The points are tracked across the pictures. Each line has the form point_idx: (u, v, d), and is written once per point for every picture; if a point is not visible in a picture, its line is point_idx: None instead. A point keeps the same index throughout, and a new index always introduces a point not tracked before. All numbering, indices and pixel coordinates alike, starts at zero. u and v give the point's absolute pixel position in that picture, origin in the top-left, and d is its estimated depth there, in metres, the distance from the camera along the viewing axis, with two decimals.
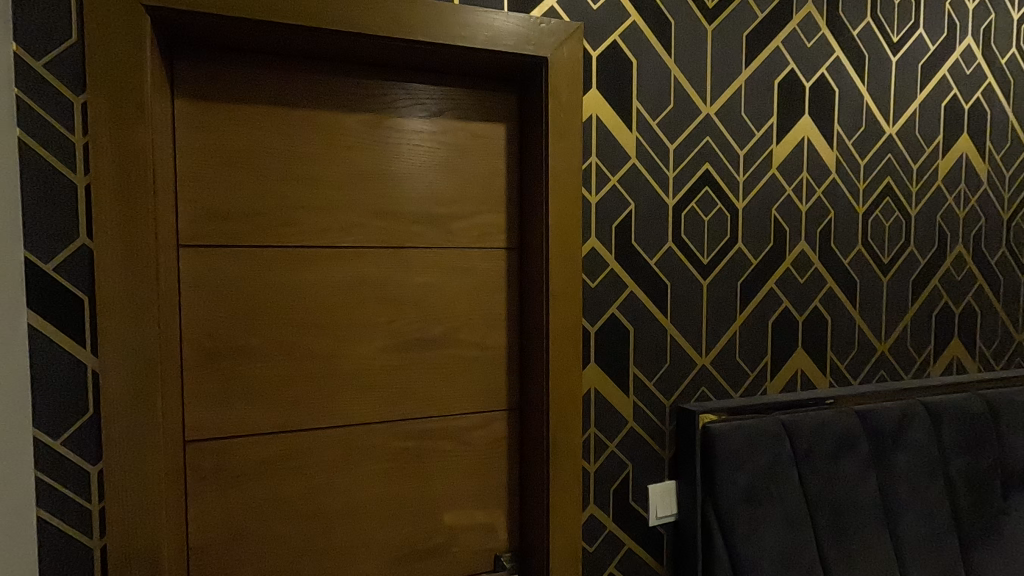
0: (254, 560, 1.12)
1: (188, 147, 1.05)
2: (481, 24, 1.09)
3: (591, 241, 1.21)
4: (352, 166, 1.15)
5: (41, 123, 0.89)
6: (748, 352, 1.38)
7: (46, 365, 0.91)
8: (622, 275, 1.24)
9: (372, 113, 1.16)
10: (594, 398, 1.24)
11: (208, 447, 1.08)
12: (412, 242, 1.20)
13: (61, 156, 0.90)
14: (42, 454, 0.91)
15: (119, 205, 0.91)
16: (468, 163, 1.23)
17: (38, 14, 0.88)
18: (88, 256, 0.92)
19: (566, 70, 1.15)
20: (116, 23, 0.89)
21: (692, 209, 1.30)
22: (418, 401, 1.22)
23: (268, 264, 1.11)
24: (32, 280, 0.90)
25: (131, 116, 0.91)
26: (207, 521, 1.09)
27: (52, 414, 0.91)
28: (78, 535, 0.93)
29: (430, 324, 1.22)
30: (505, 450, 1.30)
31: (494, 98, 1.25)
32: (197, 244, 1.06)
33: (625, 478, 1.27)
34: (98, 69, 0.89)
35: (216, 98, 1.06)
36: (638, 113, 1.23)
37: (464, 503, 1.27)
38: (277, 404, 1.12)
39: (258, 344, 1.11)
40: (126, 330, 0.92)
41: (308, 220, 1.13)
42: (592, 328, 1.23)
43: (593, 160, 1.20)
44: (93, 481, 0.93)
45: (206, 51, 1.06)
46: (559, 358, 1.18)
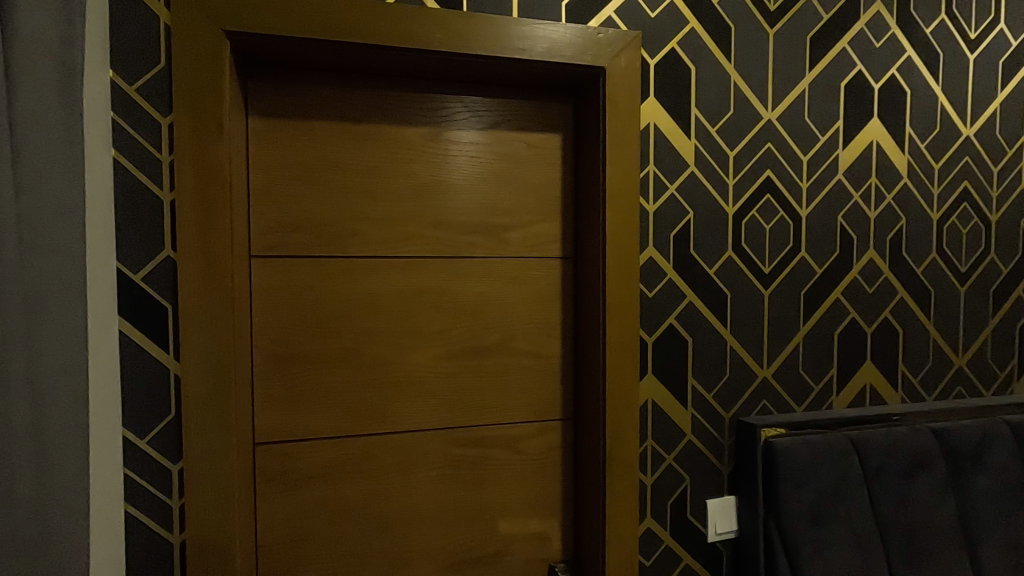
0: (316, 561, 1.15)
1: (260, 163, 1.11)
2: (540, 36, 1.10)
3: (648, 250, 1.20)
4: (412, 178, 1.18)
5: (134, 144, 0.95)
6: (812, 365, 1.33)
7: (133, 369, 0.97)
8: (681, 285, 1.22)
9: (431, 126, 1.19)
10: (652, 409, 1.22)
11: (276, 449, 1.13)
12: (470, 252, 1.22)
13: (150, 173, 0.96)
14: (130, 452, 0.97)
15: (200, 218, 0.97)
16: (524, 173, 1.24)
17: (131, 42, 0.95)
18: (172, 266, 0.98)
19: (624, 79, 1.14)
20: (200, 47, 0.95)
21: (753, 216, 1.26)
22: (475, 409, 1.23)
23: (332, 273, 1.15)
24: (123, 289, 0.96)
25: (212, 135, 0.97)
26: (273, 522, 1.13)
27: (138, 415, 0.97)
28: (159, 530, 0.99)
29: (486, 332, 1.23)
30: (560, 460, 1.30)
31: (549, 108, 1.26)
32: (268, 255, 1.11)
33: (682, 491, 1.25)
34: (183, 92, 0.95)
35: (286, 115, 1.12)
36: (696, 120, 1.21)
37: (519, 511, 1.27)
38: (340, 409, 1.16)
39: (323, 351, 1.15)
40: (204, 336, 0.98)
41: (370, 230, 1.17)
42: (649, 338, 1.21)
43: (651, 169, 1.19)
44: (174, 479, 0.99)
45: (276, 71, 1.11)
46: (615, 368, 1.17)
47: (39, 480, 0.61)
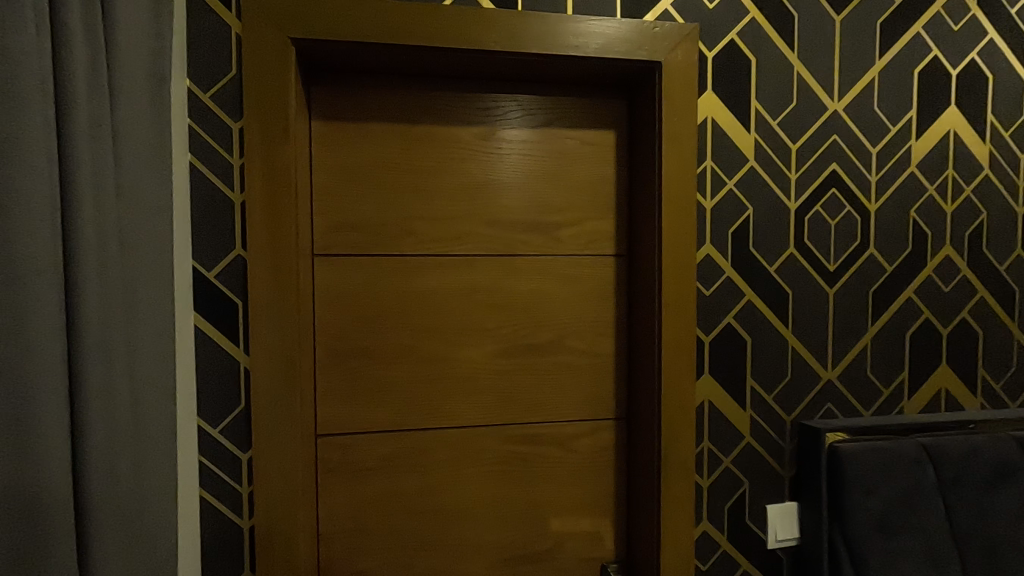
0: (374, 551, 1.19)
1: (322, 165, 1.15)
2: (594, 33, 1.09)
3: (706, 247, 1.17)
4: (467, 177, 1.20)
5: (208, 148, 1.00)
6: (881, 367, 1.26)
7: (207, 361, 1.02)
8: (739, 282, 1.19)
9: (485, 125, 1.20)
10: (709, 410, 1.19)
11: (336, 441, 1.17)
12: (524, 250, 1.23)
13: (222, 176, 1.01)
14: (204, 440, 1.02)
15: (268, 218, 1.01)
16: (577, 171, 1.24)
17: (205, 52, 1.00)
18: (242, 265, 1.02)
19: (680, 73, 1.12)
20: (268, 54, 1.00)
21: (818, 212, 1.21)
22: (528, 407, 1.24)
23: (389, 272, 1.18)
24: (198, 286, 1.01)
25: (279, 138, 1.01)
26: (334, 511, 1.17)
27: (211, 405, 1.03)
28: (230, 515, 1.04)
29: (538, 330, 1.24)
30: (613, 460, 1.29)
31: (603, 104, 1.25)
32: (329, 253, 1.15)
33: (741, 495, 1.21)
34: (253, 98, 1.00)
35: (347, 118, 1.15)
36: (756, 112, 1.18)
37: (571, 509, 1.27)
38: (397, 404, 1.19)
39: (382, 347, 1.18)
40: (272, 331, 1.02)
41: (427, 229, 1.19)
42: (706, 337, 1.18)
43: (708, 164, 1.16)
44: (243, 467, 1.04)
45: (337, 75, 1.15)
46: (671, 368, 1.14)
47: (138, 460, 0.66)
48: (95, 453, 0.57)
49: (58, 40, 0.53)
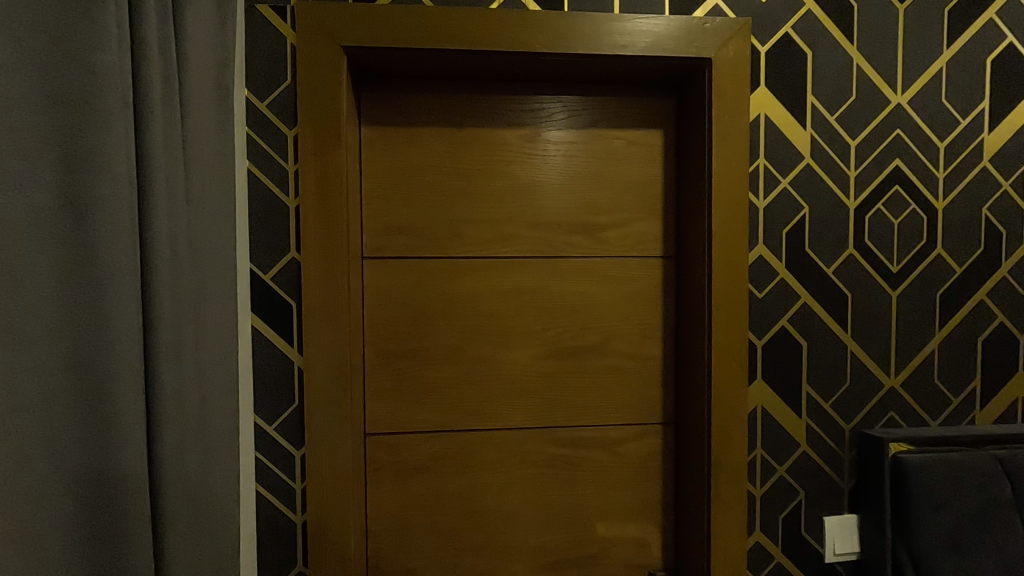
0: (421, 550, 1.20)
1: (372, 170, 1.17)
2: (641, 31, 1.07)
3: (759, 248, 1.13)
4: (513, 180, 1.20)
5: (265, 155, 1.04)
6: (950, 374, 1.19)
7: (263, 361, 1.06)
8: (794, 284, 1.15)
9: (529, 127, 1.20)
10: (762, 416, 1.15)
11: (384, 440, 1.19)
12: (569, 251, 1.22)
13: (277, 182, 1.05)
14: (260, 437, 1.06)
15: (320, 222, 1.04)
16: (623, 171, 1.22)
17: (262, 62, 1.03)
18: (296, 267, 1.06)
19: (732, 70, 1.09)
20: (321, 63, 1.03)
21: (879, 211, 1.16)
22: (573, 409, 1.23)
23: (436, 274, 1.19)
24: (255, 287, 1.05)
25: (331, 145, 1.04)
26: (382, 509, 1.19)
27: (266, 403, 1.06)
28: (284, 509, 1.07)
29: (584, 332, 1.23)
30: (660, 465, 1.26)
31: (650, 103, 1.23)
32: (378, 256, 1.18)
33: (796, 506, 1.16)
34: (307, 106, 1.03)
35: (395, 123, 1.17)
36: (813, 108, 1.13)
37: (617, 514, 1.25)
38: (444, 405, 1.20)
39: (428, 348, 1.19)
40: (324, 331, 1.05)
41: (473, 232, 1.20)
42: (759, 341, 1.15)
43: (761, 162, 1.13)
44: (297, 463, 1.07)
45: (386, 81, 1.17)
46: (722, 372, 1.11)
47: (207, 451, 0.70)
48: (170, 443, 0.60)
49: (138, 53, 0.57)
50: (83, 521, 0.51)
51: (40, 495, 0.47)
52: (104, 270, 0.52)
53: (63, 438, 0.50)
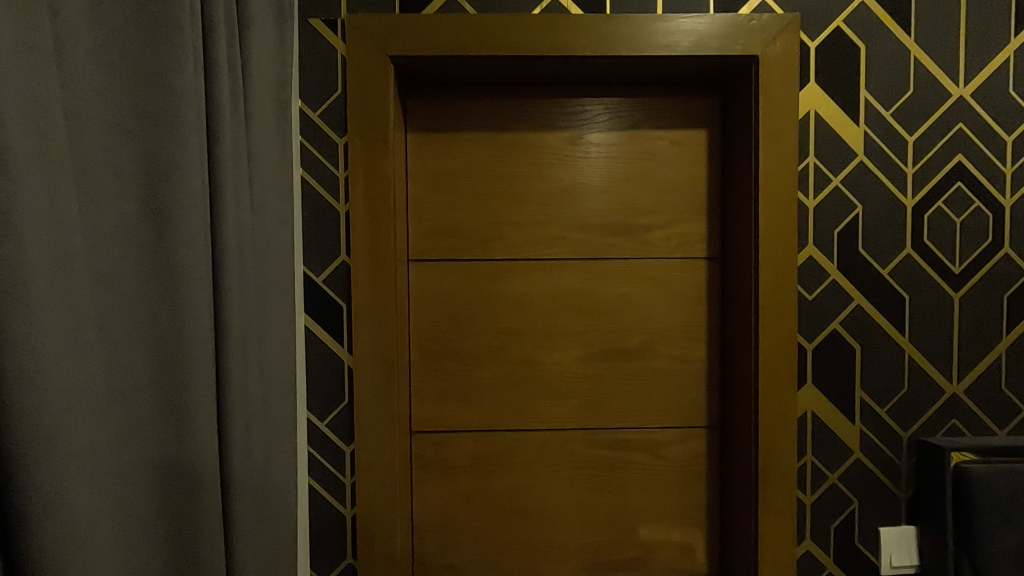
0: (465, 547, 1.23)
1: (418, 175, 1.21)
2: (685, 31, 1.07)
3: (809, 249, 1.10)
4: (555, 182, 1.21)
5: (317, 163, 1.09)
6: (1019, 381, 1.13)
7: (316, 359, 1.11)
8: (847, 286, 1.11)
9: (571, 130, 1.21)
10: (812, 421, 1.12)
11: (430, 438, 1.22)
12: (612, 253, 1.22)
13: (328, 188, 1.09)
14: (312, 432, 1.11)
15: (369, 226, 1.08)
16: (666, 172, 1.21)
17: (315, 74, 1.08)
18: (346, 270, 1.10)
19: (780, 67, 1.07)
20: (370, 73, 1.07)
21: (940, 209, 1.11)
22: (615, 411, 1.23)
23: (480, 276, 1.21)
24: (308, 289, 1.10)
25: (379, 152, 1.07)
26: (427, 506, 1.22)
27: (319, 400, 1.11)
28: (335, 503, 1.11)
29: (627, 335, 1.22)
30: (705, 469, 1.24)
31: (695, 103, 1.21)
32: (423, 259, 1.21)
33: (849, 515, 1.13)
34: (356, 115, 1.07)
35: (440, 129, 1.21)
36: (867, 103, 1.09)
37: (661, 518, 1.24)
38: (487, 405, 1.22)
39: (472, 349, 1.22)
40: (373, 332, 1.09)
41: (515, 235, 1.21)
42: (809, 345, 1.11)
43: (811, 160, 1.10)
44: (346, 458, 1.11)
45: (431, 89, 1.20)
46: (769, 375, 1.09)
47: (268, 444, 0.74)
48: (236, 437, 0.64)
49: (210, 73, 0.61)
50: (167, 505, 0.56)
51: (130, 479, 0.52)
52: (183, 272, 0.56)
53: (147, 428, 0.54)
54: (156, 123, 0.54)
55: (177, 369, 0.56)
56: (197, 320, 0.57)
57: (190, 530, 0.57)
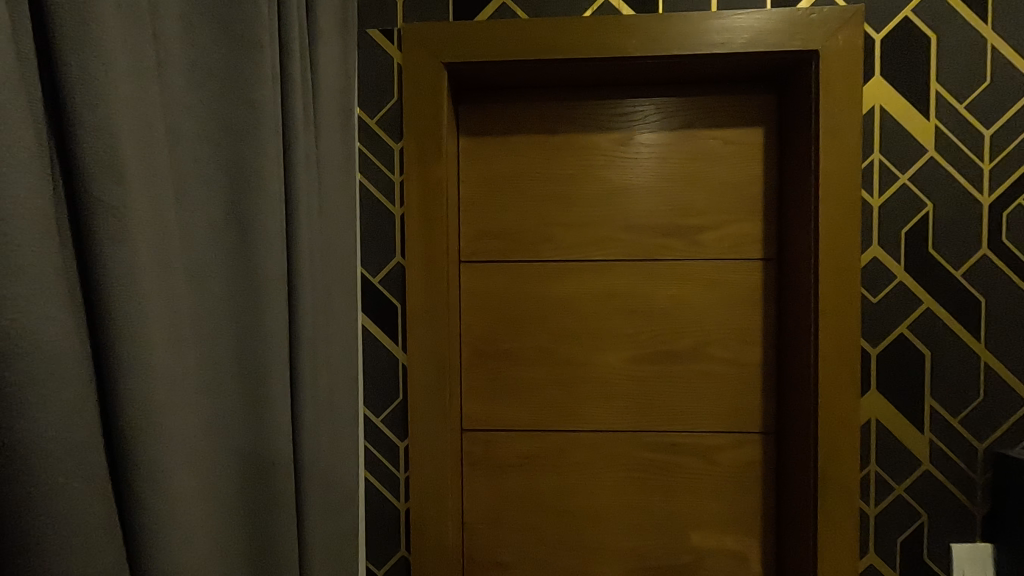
0: (514, 545, 1.24)
1: (469, 178, 1.23)
2: (740, 27, 1.04)
3: (873, 250, 1.06)
4: (605, 183, 1.21)
5: (375, 168, 1.13)
6: None
7: (372, 357, 1.15)
8: (915, 288, 1.06)
9: (622, 131, 1.20)
10: (876, 429, 1.07)
11: (480, 436, 1.24)
12: (663, 254, 1.21)
13: (385, 193, 1.13)
14: (369, 428, 1.15)
15: (422, 229, 1.11)
16: (720, 171, 1.19)
17: (373, 83, 1.12)
18: (400, 271, 1.13)
19: (842, 61, 1.03)
20: (425, 80, 1.10)
21: (1019, 206, 1.04)
22: (667, 414, 1.22)
23: (530, 277, 1.23)
24: (365, 290, 1.15)
25: (433, 156, 1.10)
26: (478, 503, 1.25)
27: (375, 396, 1.15)
28: (390, 496, 1.15)
29: (679, 337, 1.21)
30: (760, 476, 1.21)
31: (751, 100, 1.18)
32: (474, 260, 1.24)
33: (917, 529, 1.07)
34: (412, 120, 1.10)
35: (491, 133, 1.23)
36: (937, 96, 1.04)
37: (713, 524, 1.22)
38: (537, 404, 1.23)
39: (521, 349, 1.23)
40: (426, 331, 1.12)
41: (565, 236, 1.22)
42: (873, 349, 1.07)
43: (876, 157, 1.05)
44: (400, 453, 1.14)
45: (483, 93, 1.23)
46: (830, 380, 1.05)
47: (333, 435, 0.78)
48: (307, 428, 0.68)
49: (286, 86, 0.65)
50: (250, 491, 0.60)
51: (219, 466, 0.56)
52: (263, 274, 0.60)
53: (233, 419, 0.58)
54: (240, 136, 0.58)
55: (258, 363, 0.60)
56: (278, 319, 0.61)
57: (268, 514, 0.61)
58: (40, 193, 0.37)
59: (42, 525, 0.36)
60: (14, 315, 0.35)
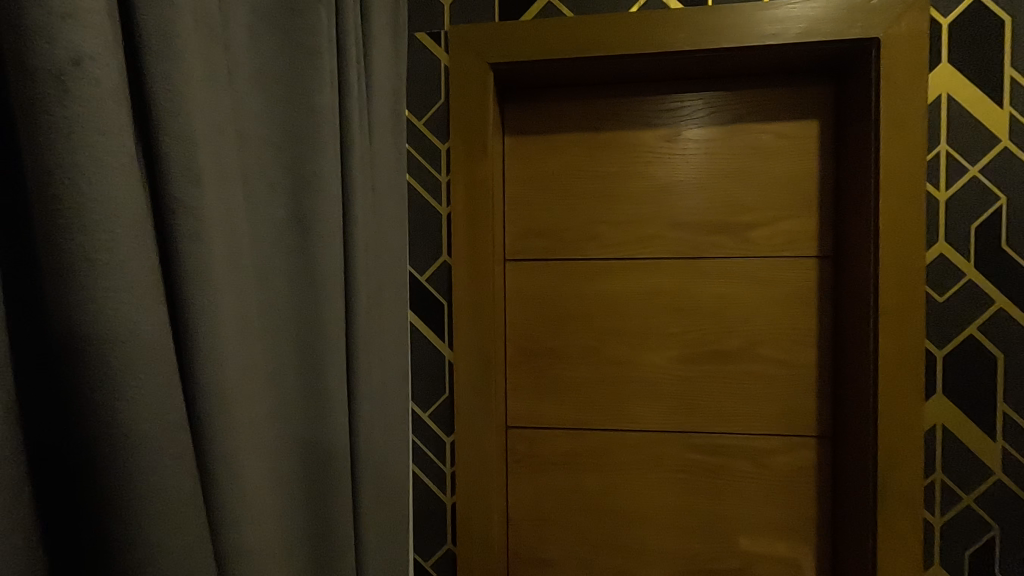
0: (559, 543, 1.24)
1: (514, 177, 1.24)
2: (795, 17, 1.01)
3: (939, 246, 1.01)
4: (652, 180, 1.19)
5: (422, 168, 1.15)
6: None
7: (419, 353, 1.17)
8: (986, 287, 1.00)
9: (669, 127, 1.19)
10: (942, 435, 1.02)
11: (524, 433, 1.25)
12: (712, 252, 1.18)
13: (432, 192, 1.15)
14: (416, 422, 1.18)
15: (468, 227, 1.13)
16: (772, 166, 1.16)
17: (421, 85, 1.15)
18: (447, 269, 1.16)
19: (906, 48, 0.98)
20: (471, 81, 1.11)
21: None
22: (715, 415, 1.19)
23: (575, 275, 1.22)
24: (413, 288, 1.17)
25: (479, 156, 1.12)
26: (522, 499, 1.26)
27: (422, 392, 1.17)
28: (437, 490, 1.17)
29: (728, 336, 1.18)
30: (815, 481, 1.17)
31: (805, 92, 1.14)
32: (519, 259, 1.25)
33: (988, 542, 1.01)
34: (458, 121, 1.12)
35: (536, 131, 1.23)
36: (1012, 83, 0.98)
37: (765, 529, 1.18)
38: (582, 402, 1.23)
39: (566, 347, 1.23)
40: (472, 328, 1.13)
41: (610, 234, 1.21)
42: (939, 351, 1.01)
43: (943, 149, 1.00)
44: (447, 448, 1.17)
45: (528, 92, 1.24)
46: (891, 383, 1.00)
47: (385, 427, 0.81)
48: (363, 421, 0.71)
49: (343, 90, 0.68)
50: (308, 477, 0.62)
51: (282, 452, 0.59)
52: (322, 271, 0.62)
53: (294, 408, 0.61)
54: (300, 137, 0.61)
55: (318, 355, 0.63)
56: (336, 313, 0.64)
57: (325, 502, 0.64)
58: (135, 193, 0.39)
59: (142, 506, 0.39)
60: (114, 310, 0.37)
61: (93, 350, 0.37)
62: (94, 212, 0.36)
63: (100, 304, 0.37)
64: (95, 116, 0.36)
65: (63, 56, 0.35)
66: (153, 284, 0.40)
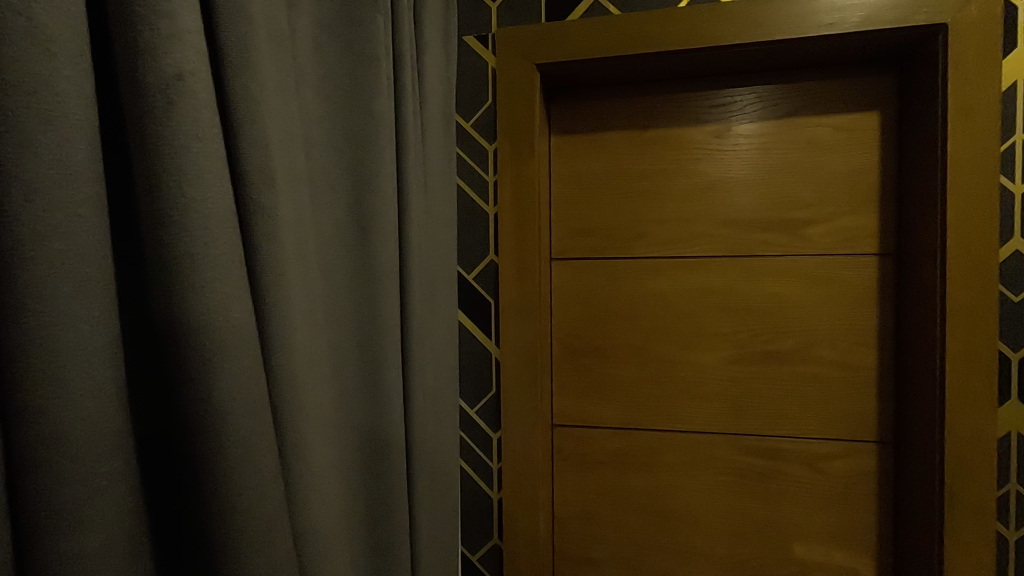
0: (605, 542, 1.24)
1: (561, 177, 1.25)
2: (853, 5, 0.97)
3: (1014, 242, 0.95)
4: (701, 177, 1.18)
5: (470, 169, 1.18)
6: None
7: (467, 351, 1.20)
8: None
9: (719, 122, 1.16)
10: (1018, 443, 0.96)
11: (571, 431, 1.26)
12: (764, 250, 1.15)
13: (480, 193, 1.17)
14: (464, 419, 1.20)
15: (515, 226, 1.14)
16: (829, 161, 1.12)
17: (469, 88, 1.17)
18: (493, 268, 1.17)
19: (976, 33, 0.93)
20: (519, 82, 1.13)
21: None
22: (767, 417, 1.16)
23: (621, 274, 1.22)
24: (461, 286, 1.20)
25: (526, 155, 1.13)
26: (568, 497, 1.26)
27: (470, 389, 1.20)
28: (484, 485, 1.19)
29: (781, 337, 1.15)
30: (875, 488, 1.12)
31: (864, 82, 1.10)
32: (565, 257, 1.25)
33: None
34: (505, 122, 1.14)
35: (583, 130, 1.24)
36: None
37: (820, 536, 1.14)
38: (629, 402, 1.22)
39: (612, 346, 1.23)
40: (518, 326, 1.15)
41: (658, 232, 1.20)
42: (1014, 354, 0.95)
43: (1018, 138, 0.94)
44: (494, 444, 1.18)
45: (575, 91, 1.24)
46: (960, 387, 0.95)
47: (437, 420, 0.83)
48: (418, 413, 0.73)
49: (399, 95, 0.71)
50: (367, 465, 0.65)
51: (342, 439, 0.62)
52: (380, 268, 0.65)
53: (354, 398, 0.64)
54: (361, 141, 0.64)
55: (376, 349, 0.65)
56: (393, 309, 0.67)
57: (382, 490, 0.66)
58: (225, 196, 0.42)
59: (226, 484, 0.42)
60: (206, 303, 0.40)
61: (187, 339, 0.40)
62: (189, 212, 0.39)
63: (192, 296, 0.40)
64: (191, 125, 0.40)
65: (166, 71, 0.38)
66: (240, 278, 0.43)
